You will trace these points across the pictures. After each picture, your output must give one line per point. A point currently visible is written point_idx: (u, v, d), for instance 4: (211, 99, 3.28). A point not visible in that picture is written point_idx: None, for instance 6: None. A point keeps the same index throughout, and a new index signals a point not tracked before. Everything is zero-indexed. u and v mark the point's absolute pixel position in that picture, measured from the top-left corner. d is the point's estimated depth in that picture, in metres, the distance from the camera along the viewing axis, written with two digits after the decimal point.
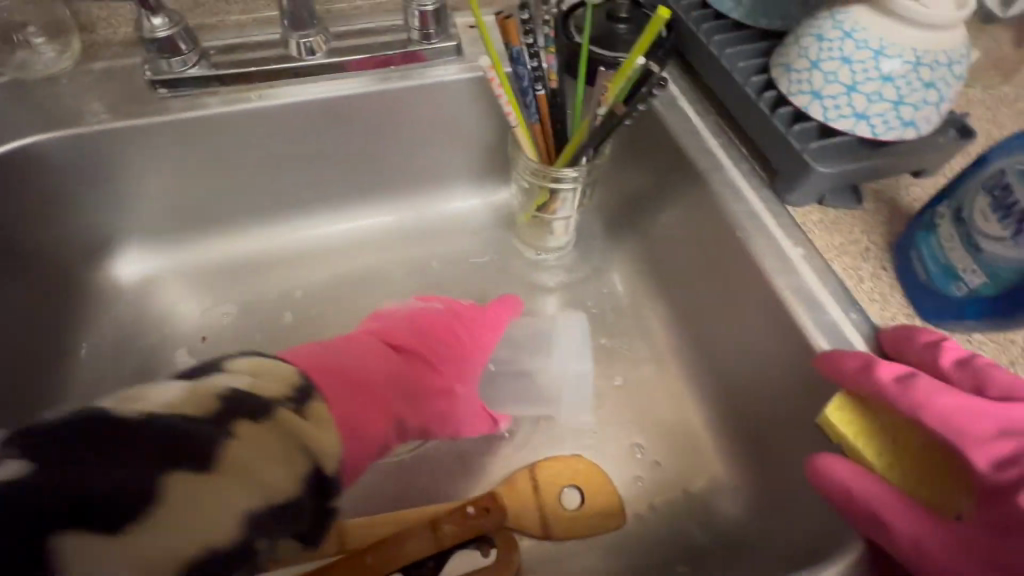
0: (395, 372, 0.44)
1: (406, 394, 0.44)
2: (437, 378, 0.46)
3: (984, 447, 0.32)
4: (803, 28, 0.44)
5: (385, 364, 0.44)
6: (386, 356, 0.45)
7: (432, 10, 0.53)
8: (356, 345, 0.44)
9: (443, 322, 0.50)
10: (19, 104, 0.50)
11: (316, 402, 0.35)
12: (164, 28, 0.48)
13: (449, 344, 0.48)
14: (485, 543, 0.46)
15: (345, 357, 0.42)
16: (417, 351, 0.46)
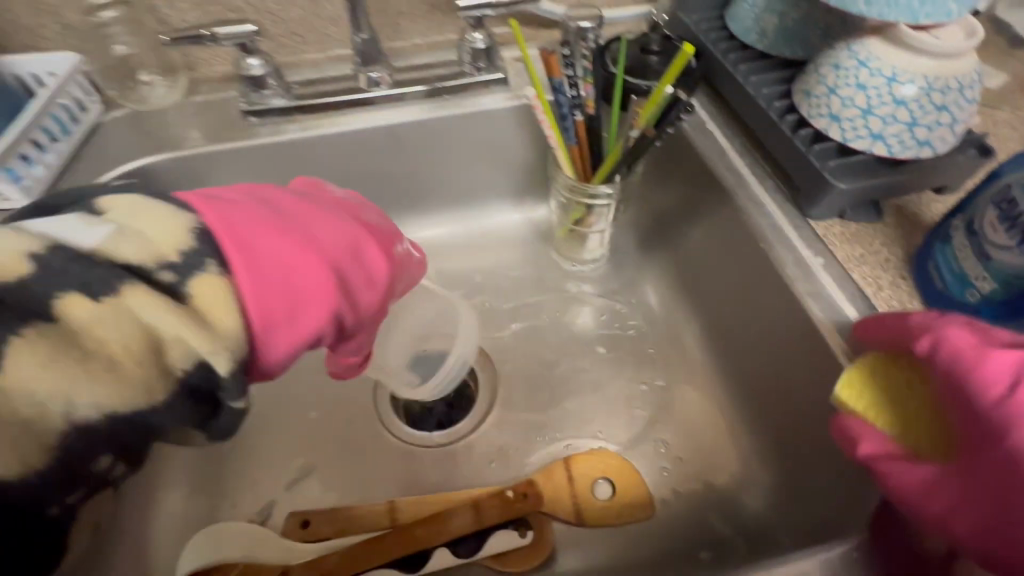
0: (357, 260, 0.34)
1: (358, 294, 0.34)
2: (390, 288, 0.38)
3: (990, 387, 0.32)
4: (821, 58, 0.48)
5: (345, 245, 0.34)
6: (347, 237, 0.34)
7: (481, 48, 0.60)
8: (320, 218, 0.34)
9: (394, 234, 0.40)
10: (134, 131, 0.59)
11: (207, 275, 0.28)
12: (259, 67, 0.57)
13: (400, 257, 0.40)
14: (523, 525, 0.50)
15: (312, 222, 0.33)
16: (372, 246, 0.36)
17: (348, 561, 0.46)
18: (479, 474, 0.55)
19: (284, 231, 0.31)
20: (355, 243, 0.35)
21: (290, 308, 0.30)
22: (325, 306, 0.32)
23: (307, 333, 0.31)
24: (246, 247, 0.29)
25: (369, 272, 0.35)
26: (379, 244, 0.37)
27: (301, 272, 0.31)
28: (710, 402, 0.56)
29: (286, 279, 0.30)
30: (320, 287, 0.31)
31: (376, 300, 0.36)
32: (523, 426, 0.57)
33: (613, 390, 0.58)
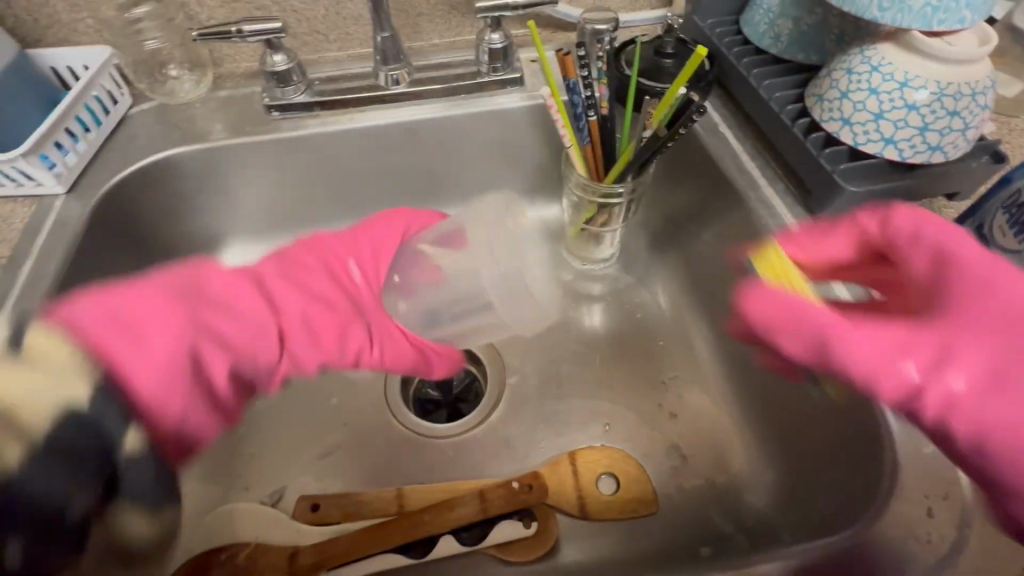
0: (254, 309, 0.44)
1: (247, 333, 0.43)
2: (327, 318, 0.51)
3: (922, 254, 0.38)
4: (835, 63, 0.49)
5: (203, 290, 0.42)
6: (206, 282, 0.43)
7: (500, 48, 0.61)
8: (214, 274, 0.43)
9: (286, 275, 0.51)
10: (161, 122, 0.61)
11: (10, 338, 0.32)
12: (283, 63, 0.59)
13: (321, 292, 0.52)
14: (527, 516, 0.51)
15: (199, 281, 0.42)
16: (291, 293, 0.49)
17: (354, 545, 0.48)
18: (485, 465, 0.55)
19: (157, 292, 0.39)
20: (228, 291, 0.44)
21: (138, 352, 0.36)
22: (184, 349, 0.38)
23: (179, 375, 0.37)
24: (106, 309, 0.36)
25: (251, 313, 0.44)
26: (284, 289, 0.49)
27: (154, 322, 0.37)
28: (715, 401, 0.57)
29: (131, 332, 0.36)
30: (168, 329, 0.37)
31: (280, 331, 0.46)
32: (530, 420, 0.58)
33: (619, 388, 0.59)
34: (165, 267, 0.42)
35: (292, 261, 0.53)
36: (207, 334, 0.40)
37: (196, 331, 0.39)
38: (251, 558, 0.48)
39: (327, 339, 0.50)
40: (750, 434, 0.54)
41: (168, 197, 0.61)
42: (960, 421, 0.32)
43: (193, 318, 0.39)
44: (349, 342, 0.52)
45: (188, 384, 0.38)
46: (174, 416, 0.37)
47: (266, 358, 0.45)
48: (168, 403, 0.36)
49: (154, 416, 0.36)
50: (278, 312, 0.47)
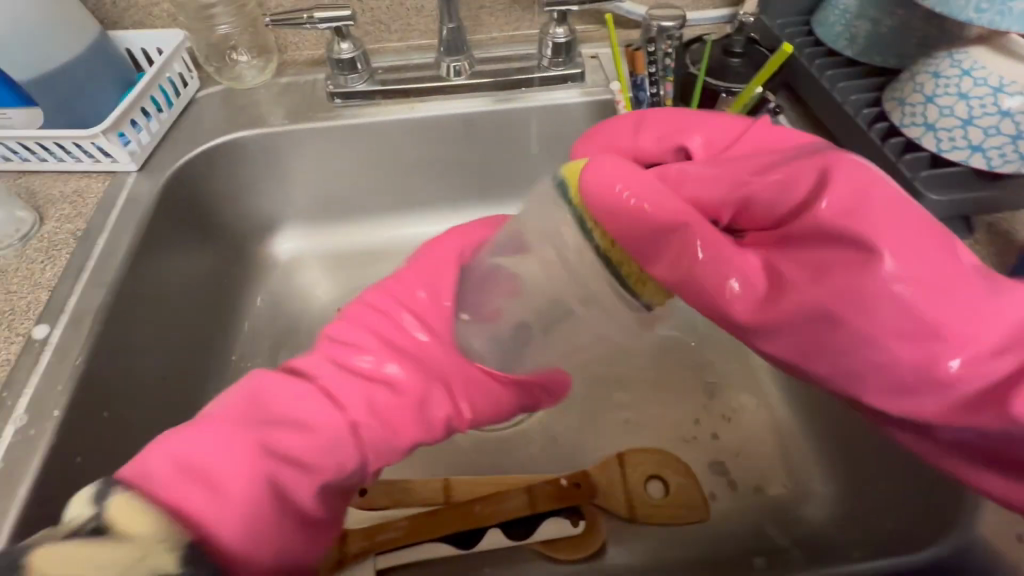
0: (308, 417, 0.37)
1: (310, 445, 0.36)
2: (396, 399, 0.41)
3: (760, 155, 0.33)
4: (920, 67, 0.47)
5: (272, 412, 0.37)
6: (265, 404, 0.37)
7: (563, 42, 0.61)
8: (278, 383, 0.38)
9: (343, 357, 0.42)
10: (226, 107, 0.62)
11: (113, 507, 0.29)
12: (349, 51, 0.59)
13: (381, 367, 0.42)
14: (575, 515, 0.50)
15: (260, 402, 0.37)
16: (341, 382, 0.40)
17: (402, 532, 0.48)
18: (533, 462, 0.55)
19: (215, 423, 0.35)
20: (287, 402, 0.38)
21: (214, 506, 0.31)
22: (253, 486, 0.33)
23: (257, 518, 0.32)
24: (178, 461, 0.33)
25: (313, 422, 0.37)
26: (335, 377, 0.41)
27: (225, 466, 0.33)
28: (771, 411, 0.56)
29: (202, 479, 0.32)
30: (234, 474, 0.33)
31: (341, 428, 0.38)
32: (577, 419, 0.57)
33: (670, 392, 0.58)
34: (230, 399, 0.38)
35: (342, 336, 0.43)
36: (277, 461, 0.35)
37: (264, 464, 0.34)
38: None
39: (399, 420, 0.41)
40: (809, 447, 0.53)
41: (230, 179, 0.62)
42: (787, 340, 0.30)
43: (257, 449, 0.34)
44: (426, 413, 0.43)
45: (269, 516, 0.33)
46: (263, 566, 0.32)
47: (344, 461, 0.38)
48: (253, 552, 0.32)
49: (243, 570, 0.31)
50: (339, 409, 0.39)
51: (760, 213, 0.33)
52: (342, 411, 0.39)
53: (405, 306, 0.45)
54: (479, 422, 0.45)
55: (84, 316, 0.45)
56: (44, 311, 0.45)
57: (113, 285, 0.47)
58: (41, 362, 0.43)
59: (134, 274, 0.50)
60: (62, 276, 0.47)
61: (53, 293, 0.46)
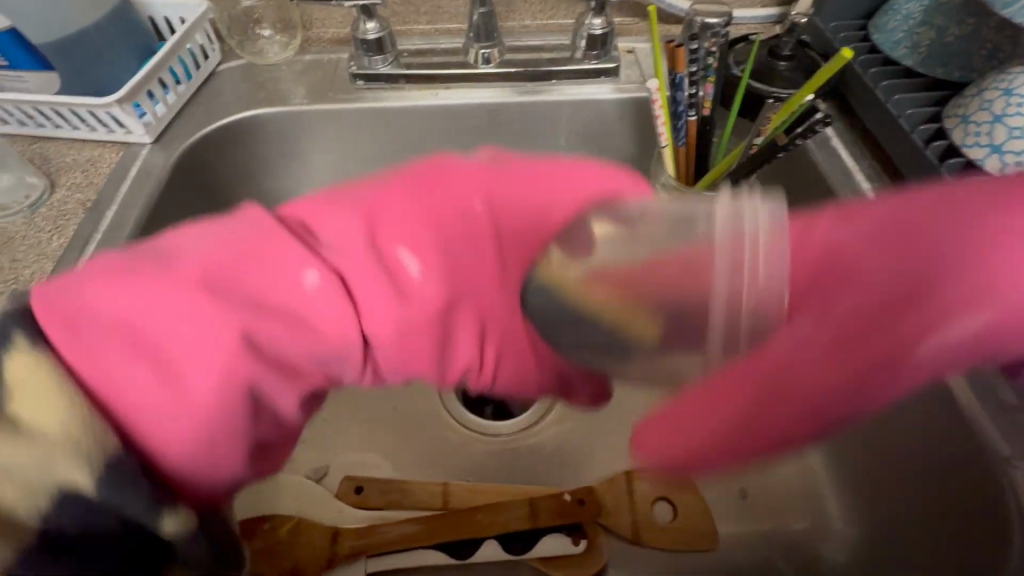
0: (313, 311, 0.31)
1: (303, 349, 0.31)
2: (425, 316, 0.33)
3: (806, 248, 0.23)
4: (987, 82, 0.43)
5: (254, 289, 0.30)
6: (247, 272, 0.30)
7: (600, 34, 0.57)
8: (276, 251, 0.30)
9: (387, 237, 0.32)
10: (246, 82, 0.60)
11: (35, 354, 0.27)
12: (375, 31, 0.57)
13: (413, 269, 0.32)
14: (576, 532, 0.48)
15: (249, 278, 0.30)
16: (371, 268, 0.32)
17: (398, 535, 0.47)
18: (537, 471, 0.53)
19: (177, 280, 0.29)
20: (284, 282, 0.30)
21: (162, 404, 0.28)
22: (224, 391, 0.29)
23: (224, 434, 0.29)
24: (125, 321, 0.28)
25: (315, 320, 0.31)
26: (353, 257, 0.31)
27: (198, 350, 0.28)
28: None
29: (157, 361, 0.28)
30: (207, 366, 0.28)
31: (349, 339, 0.32)
32: (585, 431, 0.55)
33: None
34: (205, 239, 0.30)
35: (391, 208, 0.32)
36: (260, 358, 0.30)
37: (247, 365, 0.29)
38: (296, 530, 0.47)
39: (414, 344, 0.33)
40: (834, 481, 0.50)
41: (246, 159, 0.60)
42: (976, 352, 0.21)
43: (235, 335, 0.29)
44: (444, 350, 0.35)
45: (234, 424, 0.29)
46: (215, 483, 0.30)
47: (336, 370, 0.33)
48: (200, 470, 0.29)
49: (188, 482, 0.29)
50: (353, 312, 0.31)
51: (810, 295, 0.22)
52: (358, 317, 0.32)
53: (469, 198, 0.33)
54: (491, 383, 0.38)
55: None
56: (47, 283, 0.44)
57: None
58: None
59: None
60: (68, 247, 0.46)
61: (58, 264, 0.45)
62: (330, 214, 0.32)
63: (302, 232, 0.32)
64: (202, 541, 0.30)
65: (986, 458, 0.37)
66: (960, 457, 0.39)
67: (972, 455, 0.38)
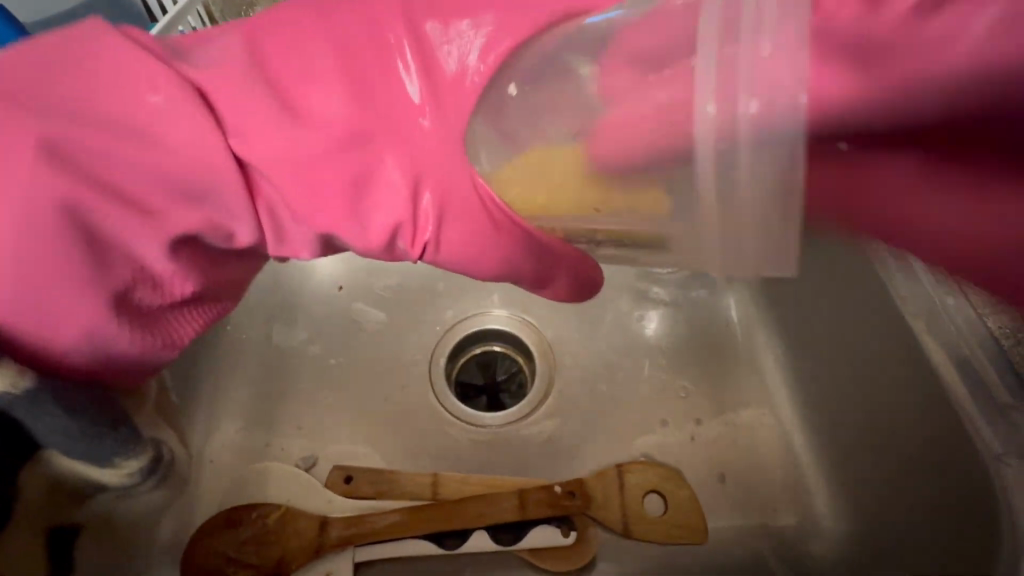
0: (178, 140, 0.30)
1: (155, 176, 0.31)
2: (325, 150, 0.31)
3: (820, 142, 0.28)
4: None
5: (104, 113, 0.30)
6: (101, 90, 0.30)
7: None
8: (129, 72, 0.30)
9: (281, 64, 0.31)
10: None
11: None
12: None
13: (309, 94, 0.30)
14: (566, 524, 0.48)
15: (103, 100, 0.30)
16: (258, 87, 0.30)
17: (386, 525, 0.47)
18: (529, 461, 0.53)
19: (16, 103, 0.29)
20: (133, 100, 0.30)
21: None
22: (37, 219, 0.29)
23: (51, 263, 0.30)
24: None
25: (167, 143, 0.30)
26: (236, 80, 0.30)
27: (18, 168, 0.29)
28: (786, 435, 0.53)
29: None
30: (26, 184, 0.29)
31: (228, 165, 0.31)
32: (576, 424, 0.55)
33: (677, 404, 0.55)
34: (41, 56, 0.30)
35: (284, 27, 0.31)
36: (98, 189, 0.30)
37: (66, 190, 0.29)
38: (282, 520, 0.47)
39: (316, 186, 0.32)
40: (825, 478, 0.50)
41: None
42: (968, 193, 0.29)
43: (50, 158, 0.29)
44: (360, 198, 0.32)
45: (75, 262, 0.30)
46: (72, 329, 0.32)
47: (218, 218, 0.33)
48: (24, 312, 0.31)
49: (52, 327, 0.31)
50: (221, 133, 0.31)
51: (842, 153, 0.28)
52: (242, 147, 0.31)
53: (388, 29, 0.30)
54: (432, 246, 0.34)
55: None
56: None
57: None
58: None
59: None
60: None
61: None
62: (220, 44, 0.32)
63: (166, 52, 0.31)
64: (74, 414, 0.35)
65: (977, 457, 0.37)
66: (948, 454, 0.40)
67: (963, 451, 0.39)
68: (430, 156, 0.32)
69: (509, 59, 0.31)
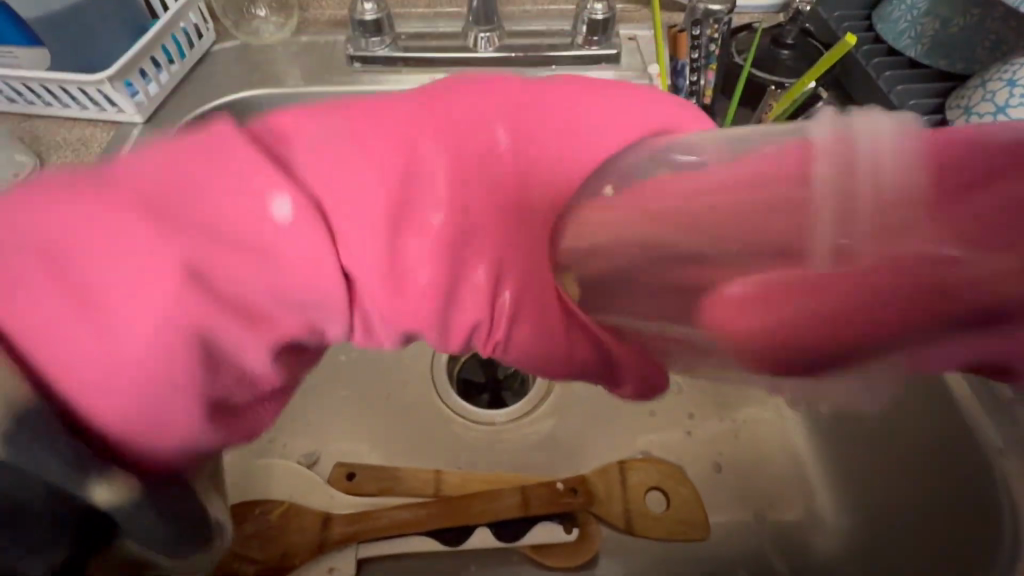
0: (285, 248, 0.21)
1: (270, 290, 0.21)
2: (434, 250, 0.23)
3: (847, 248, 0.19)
4: (991, 73, 0.43)
5: (184, 208, 0.20)
6: (193, 184, 0.21)
7: (602, 19, 0.56)
8: (227, 157, 0.21)
9: (388, 158, 0.22)
10: (239, 64, 0.59)
11: None
12: (372, 12, 0.56)
13: (429, 197, 0.23)
14: (568, 521, 0.49)
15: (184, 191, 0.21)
16: (361, 173, 0.22)
17: (389, 522, 0.47)
18: (532, 459, 0.53)
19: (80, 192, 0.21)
20: (234, 174, 0.21)
21: (108, 344, 0.20)
22: (143, 331, 0.20)
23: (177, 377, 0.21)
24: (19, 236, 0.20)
25: (280, 251, 0.21)
26: (338, 182, 0.22)
27: (91, 264, 0.20)
28: (788, 430, 0.53)
29: (49, 284, 0.20)
30: (128, 290, 0.20)
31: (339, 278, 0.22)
32: (578, 422, 0.55)
33: (675, 402, 0.55)
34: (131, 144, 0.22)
35: (393, 113, 0.23)
36: (202, 298, 0.21)
37: (189, 306, 0.20)
38: (286, 516, 0.48)
39: (410, 297, 0.23)
40: (828, 474, 0.50)
41: None
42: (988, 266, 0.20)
43: (174, 265, 0.20)
44: (449, 303, 0.24)
45: (181, 388, 0.21)
46: (176, 443, 0.23)
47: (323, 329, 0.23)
48: (154, 420, 0.22)
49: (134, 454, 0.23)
50: (334, 246, 0.21)
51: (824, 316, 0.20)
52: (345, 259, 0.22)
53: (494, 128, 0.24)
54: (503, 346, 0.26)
55: None
56: None
57: None
58: None
59: None
60: None
61: None
62: (310, 129, 0.22)
63: (279, 138, 0.22)
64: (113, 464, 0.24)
65: (978, 451, 0.38)
66: (951, 453, 0.40)
67: (968, 445, 0.39)
68: (535, 224, 0.24)
69: (606, 155, 0.24)
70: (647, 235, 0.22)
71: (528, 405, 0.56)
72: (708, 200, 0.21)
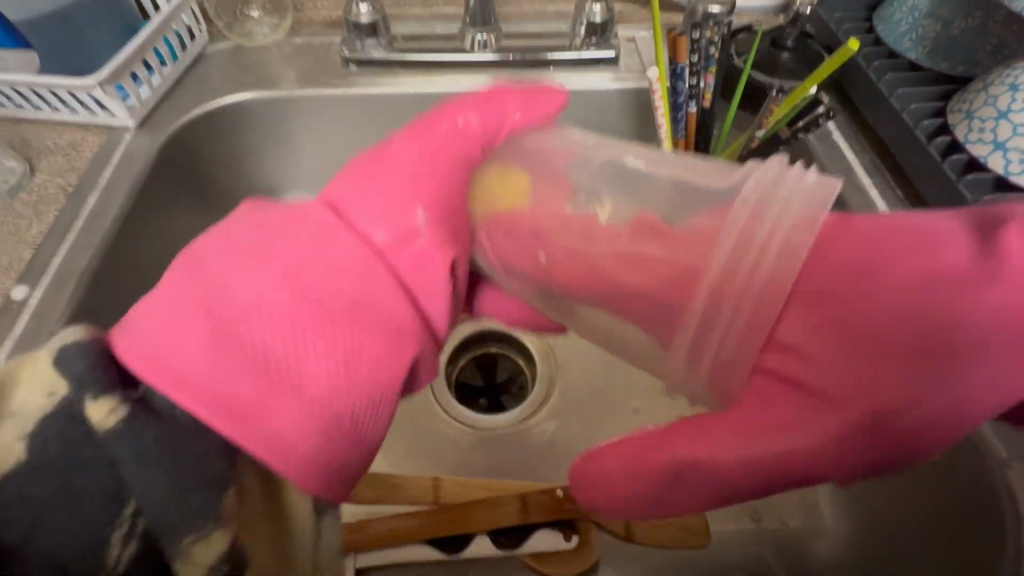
0: (405, 274, 0.29)
1: (400, 309, 0.29)
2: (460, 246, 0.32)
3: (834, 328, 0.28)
4: (993, 76, 0.42)
5: (337, 278, 0.28)
6: (314, 253, 0.28)
7: (600, 20, 0.55)
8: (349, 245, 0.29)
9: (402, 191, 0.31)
10: (234, 65, 0.58)
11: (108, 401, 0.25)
12: (369, 15, 0.55)
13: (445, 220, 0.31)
14: (568, 528, 0.48)
15: (311, 260, 0.28)
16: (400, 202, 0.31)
17: (391, 529, 0.47)
18: (531, 465, 0.53)
19: (239, 280, 0.27)
20: (346, 253, 0.28)
21: (292, 384, 0.26)
22: (273, 386, 0.26)
23: (323, 430, 0.26)
24: (190, 315, 0.26)
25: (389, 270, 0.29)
26: (380, 217, 0.30)
27: (262, 335, 0.26)
28: None
29: (223, 344, 0.26)
30: (297, 344, 0.26)
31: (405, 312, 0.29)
32: (577, 426, 0.55)
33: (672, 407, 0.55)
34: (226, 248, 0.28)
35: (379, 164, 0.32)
36: (381, 329, 0.28)
37: (386, 344, 0.28)
38: None
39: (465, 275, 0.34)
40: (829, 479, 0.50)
41: (233, 145, 0.58)
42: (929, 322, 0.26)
43: (322, 308, 0.27)
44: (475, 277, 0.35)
45: (368, 404, 0.27)
46: (356, 457, 0.28)
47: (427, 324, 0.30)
48: (336, 437, 0.27)
49: (321, 473, 0.26)
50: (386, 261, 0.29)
51: (813, 375, 0.28)
52: (425, 261, 0.30)
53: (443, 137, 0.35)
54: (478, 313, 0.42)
55: (68, 279, 0.42)
56: (25, 272, 0.42)
57: (101, 248, 0.44)
58: (18, 323, 0.40)
59: (126, 239, 0.47)
60: (49, 233, 0.44)
61: (37, 252, 0.43)
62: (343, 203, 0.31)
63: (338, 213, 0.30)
64: (229, 497, 0.27)
65: (979, 459, 0.38)
66: (953, 461, 0.40)
67: (970, 453, 0.39)
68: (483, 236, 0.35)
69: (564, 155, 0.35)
70: (601, 260, 0.31)
71: (523, 410, 0.56)
72: (646, 216, 0.32)
